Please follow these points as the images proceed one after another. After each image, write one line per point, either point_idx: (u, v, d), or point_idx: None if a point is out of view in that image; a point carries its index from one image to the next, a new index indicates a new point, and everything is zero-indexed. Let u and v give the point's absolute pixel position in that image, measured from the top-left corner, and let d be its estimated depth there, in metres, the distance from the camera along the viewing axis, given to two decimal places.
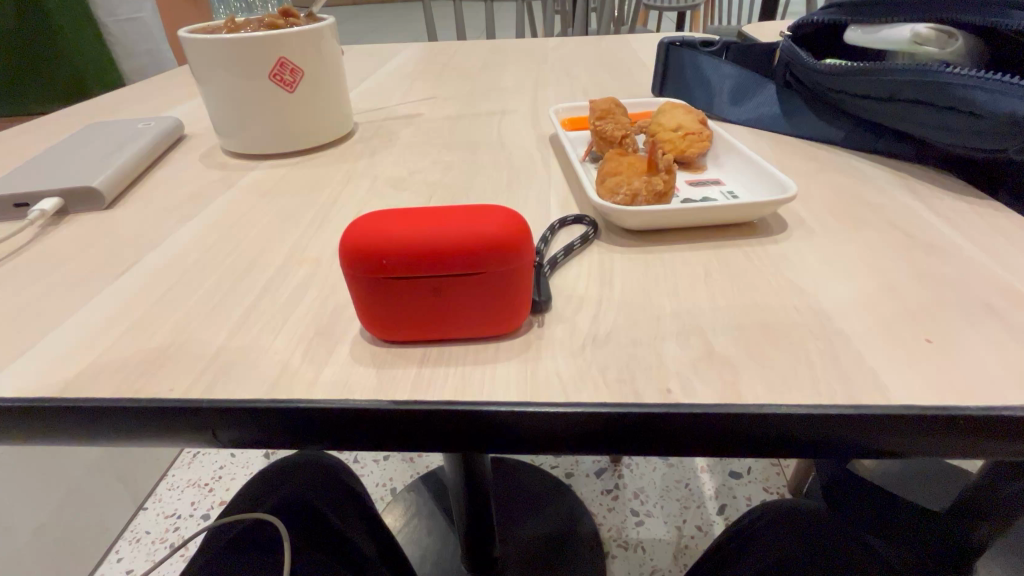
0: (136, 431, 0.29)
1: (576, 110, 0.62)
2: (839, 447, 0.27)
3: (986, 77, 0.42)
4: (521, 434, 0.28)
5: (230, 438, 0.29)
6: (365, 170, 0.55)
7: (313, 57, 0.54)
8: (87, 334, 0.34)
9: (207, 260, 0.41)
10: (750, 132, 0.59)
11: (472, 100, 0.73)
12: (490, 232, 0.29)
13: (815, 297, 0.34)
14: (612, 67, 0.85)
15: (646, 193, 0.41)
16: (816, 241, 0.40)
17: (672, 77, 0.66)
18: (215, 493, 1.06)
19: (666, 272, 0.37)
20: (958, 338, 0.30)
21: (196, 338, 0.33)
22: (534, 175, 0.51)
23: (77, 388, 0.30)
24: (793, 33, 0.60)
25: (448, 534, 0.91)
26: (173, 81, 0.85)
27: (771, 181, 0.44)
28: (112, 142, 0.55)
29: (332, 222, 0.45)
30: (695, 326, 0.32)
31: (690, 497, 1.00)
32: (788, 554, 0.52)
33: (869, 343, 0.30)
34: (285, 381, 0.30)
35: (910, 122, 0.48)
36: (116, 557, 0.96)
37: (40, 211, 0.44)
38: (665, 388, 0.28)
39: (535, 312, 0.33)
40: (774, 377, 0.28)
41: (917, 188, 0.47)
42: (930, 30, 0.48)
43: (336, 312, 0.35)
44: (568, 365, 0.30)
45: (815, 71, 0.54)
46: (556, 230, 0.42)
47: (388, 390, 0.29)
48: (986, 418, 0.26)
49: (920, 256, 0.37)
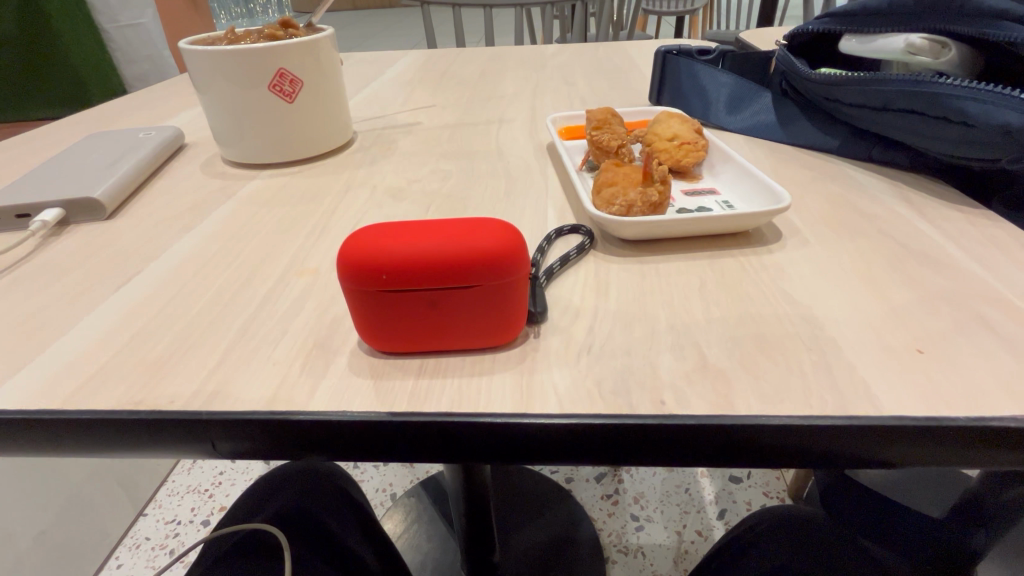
0: (136, 442, 0.30)
1: (574, 119, 0.62)
2: (831, 458, 0.27)
3: (978, 87, 0.43)
4: (517, 446, 0.28)
5: (230, 449, 0.30)
6: (364, 179, 0.55)
7: (312, 67, 0.54)
8: (88, 345, 0.34)
9: (208, 271, 0.41)
10: (747, 140, 0.60)
11: (471, 108, 0.74)
12: (486, 246, 0.30)
13: (809, 307, 0.34)
14: (610, 74, 0.86)
15: (641, 203, 0.42)
16: (810, 251, 0.40)
17: (669, 85, 0.67)
18: (215, 499, 1.06)
19: (661, 283, 0.37)
20: (951, 350, 0.31)
21: (196, 349, 0.34)
22: (531, 184, 0.52)
23: (77, 400, 0.30)
24: (788, 42, 0.60)
25: (448, 539, 0.91)
26: (173, 89, 0.85)
27: (766, 191, 0.45)
28: (113, 152, 0.55)
29: (331, 232, 0.46)
30: (689, 338, 0.32)
31: (690, 502, 1.00)
32: (788, 561, 0.52)
33: (862, 354, 0.30)
34: (284, 392, 0.30)
35: (904, 132, 0.49)
36: (116, 564, 0.95)
37: (42, 222, 0.45)
38: (659, 399, 0.28)
39: (532, 324, 0.34)
40: (767, 389, 0.29)
41: (911, 197, 0.47)
42: (925, 40, 0.48)
43: (335, 323, 0.35)
44: (563, 376, 0.30)
45: (811, 81, 0.54)
46: (553, 240, 0.42)
47: (385, 402, 0.29)
48: (977, 429, 0.26)
49: (913, 266, 0.38)
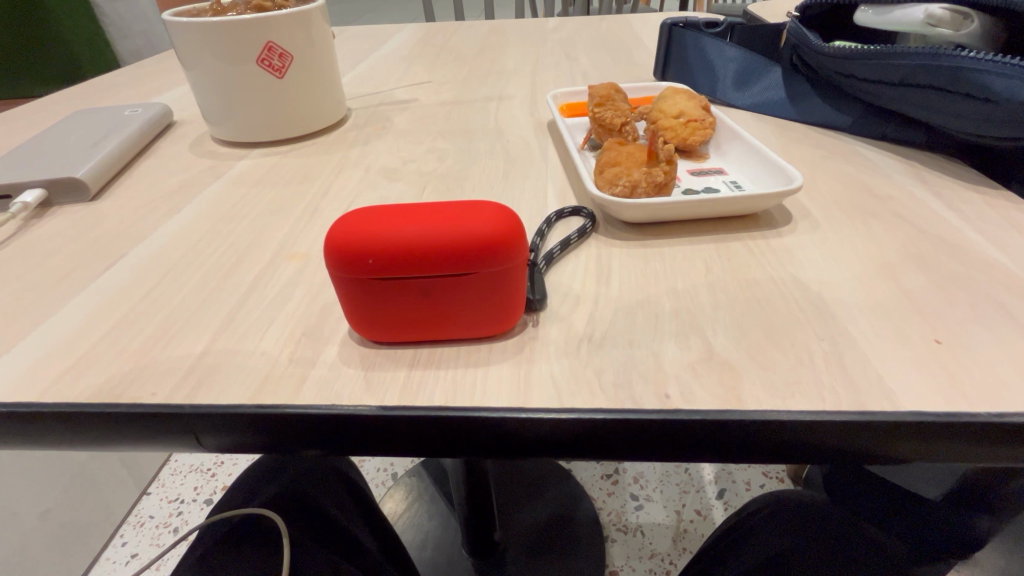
0: (116, 434, 0.28)
1: (575, 95, 0.60)
2: (840, 454, 0.26)
3: (1002, 61, 0.41)
4: (513, 439, 0.27)
5: (217, 443, 0.28)
6: (358, 159, 0.53)
7: (302, 39, 0.52)
8: (69, 332, 0.33)
9: (195, 255, 0.39)
10: (754, 117, 0.58)
11: (469, 84, 0.71)
12: (480, 230, 0.28)
13: (820, 294, 0.33)
14: (613, 49, 0.83)
15: (645, 184, 0.40)
16: (822, 235, 0.38)
17: (676, 59, 0.64)
18: (216, 478, 1.05)
19: (665, 269, 0.36)
20: (970, 339, 0.29)
21: (180, 337, 0.32)
22: (531, 164, 0.50)
23: (53, 392, 0.29)
24: (802, 14, 0.58)
25: (448, 518, 0.91)
26: (161, 65, 0.83)
27: (776, 171, 0.43)
28: (97, 131, 0.53)
29: (322, 215, 0.44)
30: (695, 326, 0.31)
31: (690, 481, 1.00)
32: (788, 548, 0.51)
33: (876, 345, 0.29)
34: (272, 384, 0.29)
35: (922, 108, 0.47)
36: (121, 542, 0.95)
37: (22, 203, 0.43)
38: (663, 393, 0.27)
39: (530, 312, 0.32)
40: (776, 382, 0.27)
41: (927, 178, 0.45)
42: (945, 11, 0.46)
43: (325, 311, 0.34)
44: (562, 367, 0.29)
45: (822, 55, 0.52)
46: (553, 222, 0.40)
47: (376, 394, 0.28)
48: (999, 426, 0.25)
49: (929, 250, 0.36)
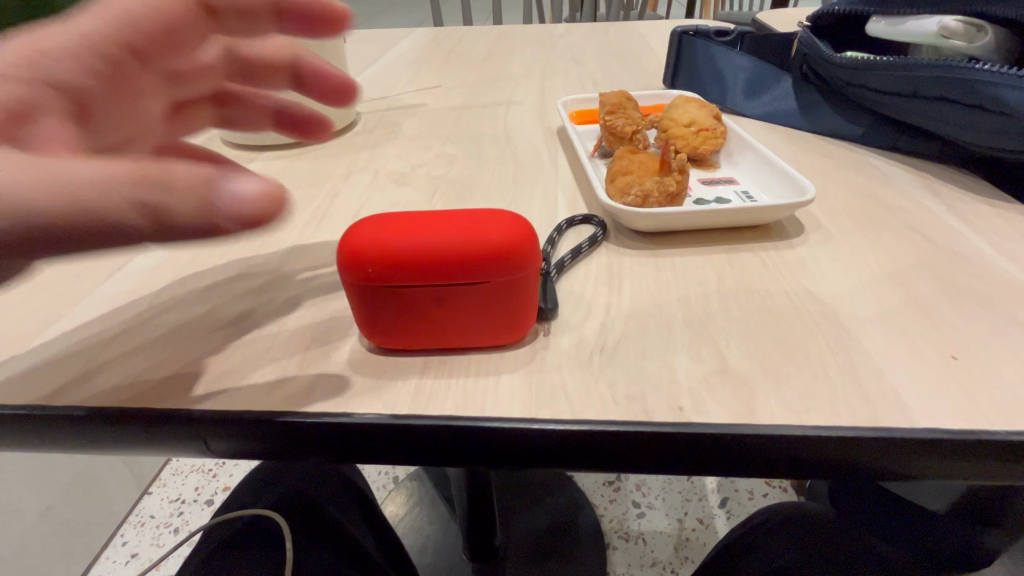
0: (122, 438, 0.28)
1: (584, 102, 0.60)
2: (855, 472, 0.26)
3: (1017, 74, 0.40)
4: (524, 450, 0.27)
5: (224, 448, 0.28)
6: (367, 163, 0.53)
7: (313, 43, 0.52)
8: (76, 334, 0.33)
9: (205, 258, 0.39)
10: (764, 127, 0.57)
11: (478, 89, 0.71)
12: (493, 238, 0.28)
13: (834, 307, 0.33)
14: (622, 56, 0.83)
15: (657, 194, 0.40)
16: (834, 246, 0.38)
17: (686, 67, 0.64)
18: (219, 478, 1.05)
19: (677, 278, 0.36)
20: (985, 355, 0.29)
21: (190, 342, 0.32)
22: (540, 170, 0.50)
23: (61, 397, 0.28)
24: (813, 24, 0.57)
25: (449, 522, 0.91)
26: None
27: (788, 182, 0.43)
28: None
29: (332, 219, 0.44)
30: (708, 338, 0.31)
31: (692, 489, 1.00)
32: (794, 560, 0.51)
33: (891, 361, 0.29)
34: (282, 391, 0.29)
35: (935, 120, 0.46)
36: (122, 541, 0.95)
37: None
38: (676, 406, 0.27)
39: (541, 320, 0.32)
40: (792, 396, 0.27)
41: (940, 189, 0.45)
42: (959, 23, 0.46)
43: (335, 317, 0.34)
44: (574, 379, 0.29)
45: (834, 65, 0.52)
46: (564, 230, 0.40)
47: (387, 402, 0.28)
48: (1017, 444, 0.24)
49: (943, 263, 0.36)
